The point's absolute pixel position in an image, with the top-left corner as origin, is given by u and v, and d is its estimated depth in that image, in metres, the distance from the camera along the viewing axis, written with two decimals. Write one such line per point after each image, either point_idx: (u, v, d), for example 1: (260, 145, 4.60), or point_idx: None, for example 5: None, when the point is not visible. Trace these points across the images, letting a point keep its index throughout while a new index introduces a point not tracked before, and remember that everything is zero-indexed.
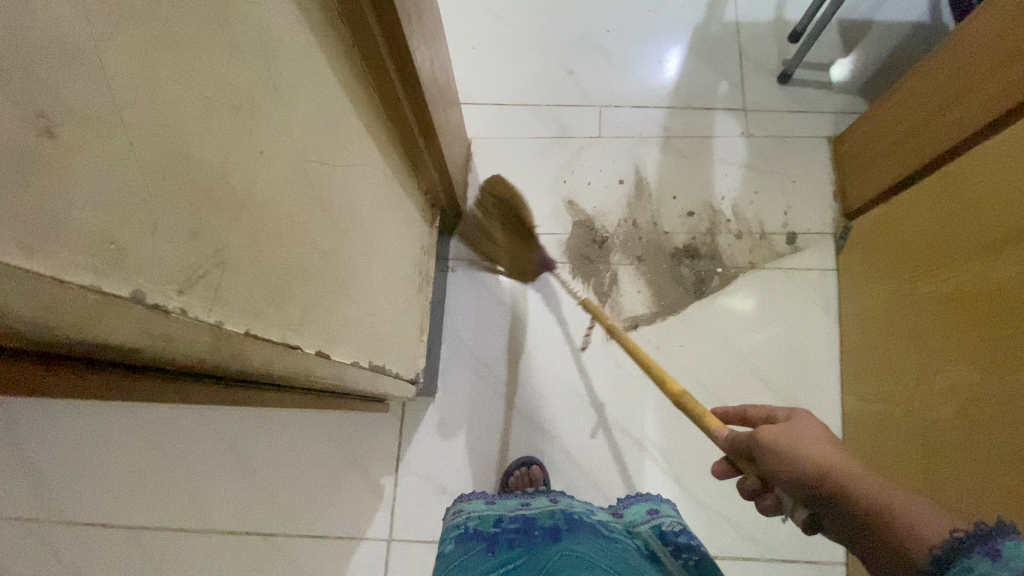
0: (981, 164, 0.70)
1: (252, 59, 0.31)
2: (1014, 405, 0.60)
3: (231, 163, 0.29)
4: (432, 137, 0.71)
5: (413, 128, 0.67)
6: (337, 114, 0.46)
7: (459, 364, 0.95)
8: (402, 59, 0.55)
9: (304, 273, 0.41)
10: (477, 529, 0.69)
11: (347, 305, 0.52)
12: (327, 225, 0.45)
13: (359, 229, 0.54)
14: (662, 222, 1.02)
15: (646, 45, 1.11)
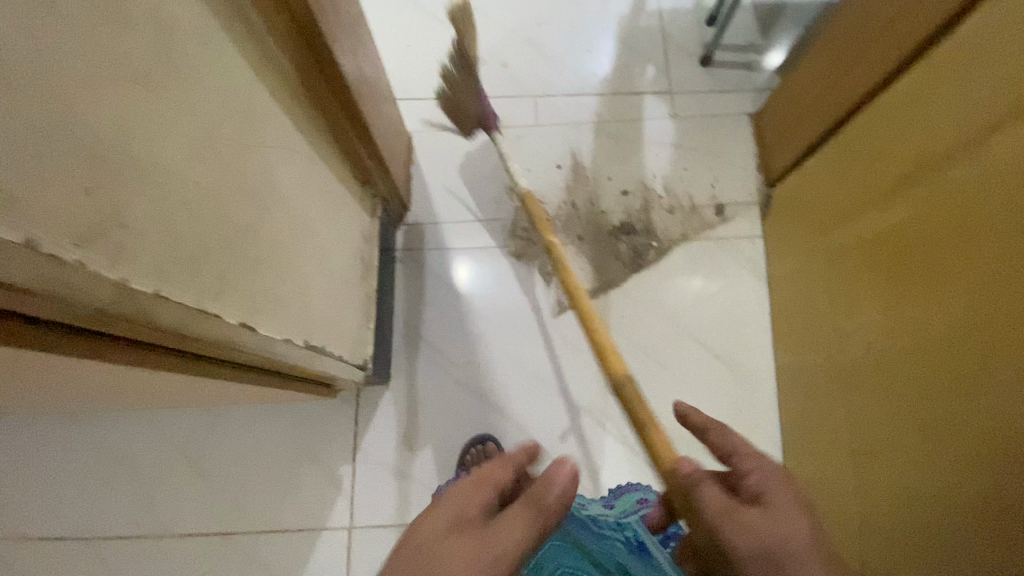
0: (871, 120, 0.76)
1: (146, 52, 0.37)
2: (915, 335, 0.65)
3: (128, 139, 0.35)
4: (363, 131, 0.78)
5: (343, 120, 0.74)
6: (260, 111, 0.54)
7: (415, 347, 1.01)
8: (321, 53, 0.62)
9: (226, 247, 0.47)
10: None
11: (278, 284, 0.57)
12: (247, 206, 0.51)
13: (285, 214, 0.59)
14: (599, 202, 1.09)
15: (576, 39, 1.19)
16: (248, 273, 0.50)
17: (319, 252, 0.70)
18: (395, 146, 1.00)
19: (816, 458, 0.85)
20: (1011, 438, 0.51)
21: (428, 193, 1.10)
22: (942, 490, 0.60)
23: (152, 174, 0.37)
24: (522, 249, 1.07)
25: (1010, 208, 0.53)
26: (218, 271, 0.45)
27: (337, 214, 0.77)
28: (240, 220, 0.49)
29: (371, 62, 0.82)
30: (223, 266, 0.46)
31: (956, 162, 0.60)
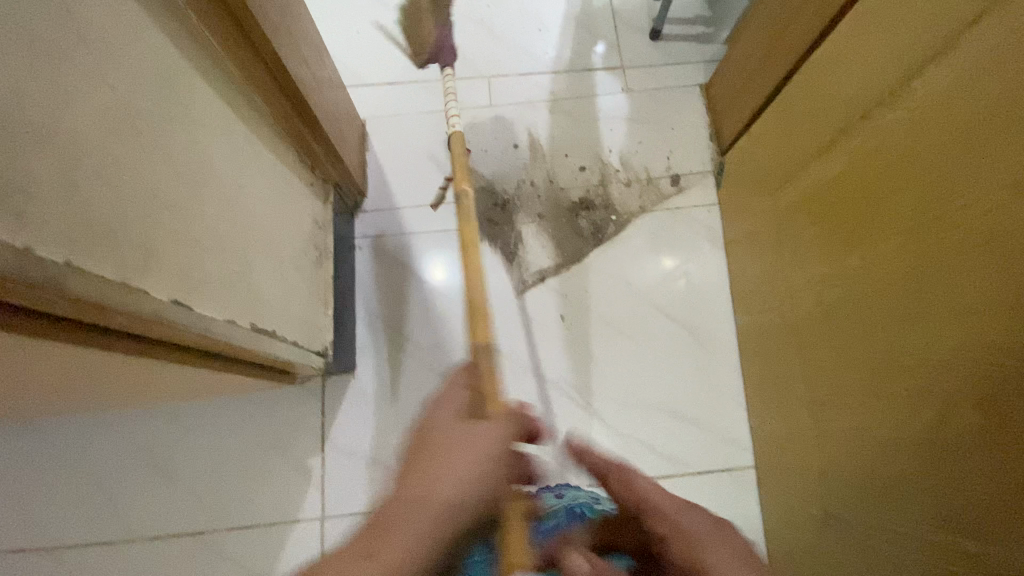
0: (808, 77, 0.77)
1: (52, 15, 0.35)
2: (861, 281, 0.66)
3: (30, 103, 0.33)
4: (308, 113, 0.77)
5: (285, 102, 0.73)
6: (187, 87, 0.53)
7: (379, 333, 1.01)
8: (254, 31, 0.61)
9: (150, 222, 0.45)
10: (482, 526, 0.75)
11: (212, 262, 0.55)
12: (173, 180, 0.49)
13: (219, 191, 0.58)
14: (557, 180, 1.10)
15: (527, 20, 1.19)
16: (179, 251, 0.49)
17: (263, 234, 0.68)
18: (348, 131, 0.99)
19: (778, 414, 0.86)
20: (949, 369, 0.53)
21: (385, 179, 1.09)
22: (887, 429, 0.62)
23: (62, 142, 0.36)
24: (483, 230, 1.06)
25: (936, 146, 0.54)
26: (143, 247, 0.44)
27: (282, 199, 0.76)
28: (167, 196, 0.48)
29: (314, 45, 0.81)
30: (147, 241, 0.45)
31: (884, 108, 0.62)
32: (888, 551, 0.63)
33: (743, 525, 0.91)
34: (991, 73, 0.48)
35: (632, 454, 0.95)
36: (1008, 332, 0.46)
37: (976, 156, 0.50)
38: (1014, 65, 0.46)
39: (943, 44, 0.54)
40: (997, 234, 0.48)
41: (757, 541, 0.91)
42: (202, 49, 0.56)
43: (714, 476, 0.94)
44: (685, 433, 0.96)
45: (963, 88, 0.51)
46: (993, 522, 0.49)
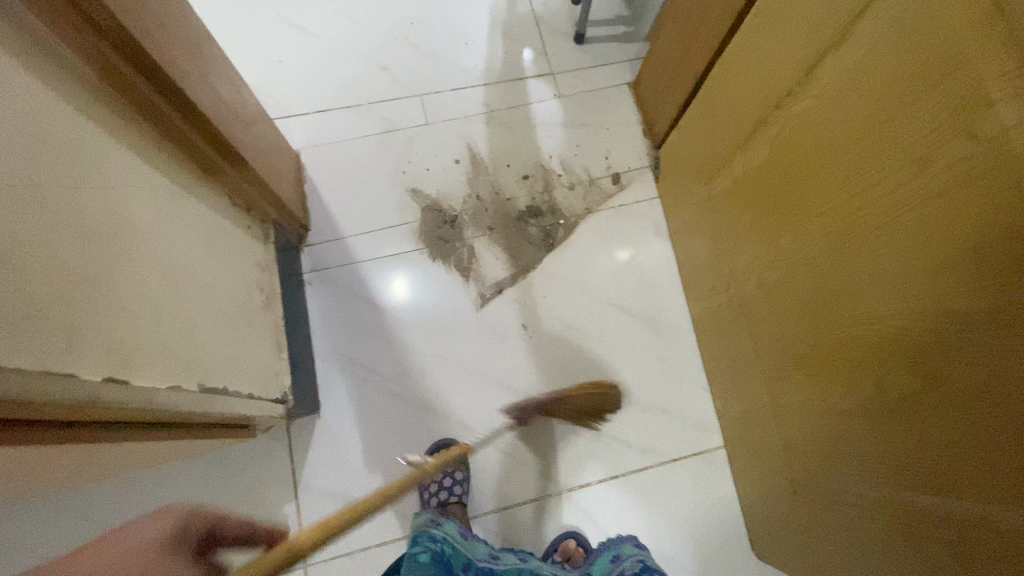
0: (723, 73, 0.81)
1: None
2: (796, 260, 0.69)
3: None
4: (238, 159, 0.75)
5: (211, 151, 0.70)
6: (98, 152, 0.50)
7: (341, 368, 0.99)
8: (168, 86, 0.59)
9: (71, 303, 0.43)
10: (448, 561, 0.73)
11: (147, 331, 0.53)
12: (94, 252, 0.47)
13: (147, 257, 0.56)
14: (501, 191, 1.10)
15: (452, 34, 1.20)
16: (103, 326, 0.47)
17: (202, 291, 0.66)
18: (282, 166, 0.96)
19: (739, 394, 0.90)
20: (886, 339, 0.56)
21: (327, 209, 1.07)
22: (839, 398, 0.65)
23: None
24: (434, 250, 1.06)
25: (846, 130, 0.57)
26: (64, 326, 0.42)
27: (217, 250, 0.73)
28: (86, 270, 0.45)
29: (235, 85, 0.79)
30: (67, 319, 0.42)
31: (796, 96, 0.64)
32: (842, 513, 0.67)
33: (720, 505, 0.94)
34: (878, 62, 0.52)
35: (607, 451, 0.97)
36: (936, 302, 0.49)
37: (881, 138, 0.53)
38: (899, 55, 0.49)
39: (837, 35, 0.57)
40: (910, 211, 0.51)
41: (735, 518, 0.94)
42: (107, 107, 0.53)
43: (687, 461, 0.96)
44: (655, 423, 0.98)
45: (856, 79, 0.55)
46: (932, 478, 0.52)
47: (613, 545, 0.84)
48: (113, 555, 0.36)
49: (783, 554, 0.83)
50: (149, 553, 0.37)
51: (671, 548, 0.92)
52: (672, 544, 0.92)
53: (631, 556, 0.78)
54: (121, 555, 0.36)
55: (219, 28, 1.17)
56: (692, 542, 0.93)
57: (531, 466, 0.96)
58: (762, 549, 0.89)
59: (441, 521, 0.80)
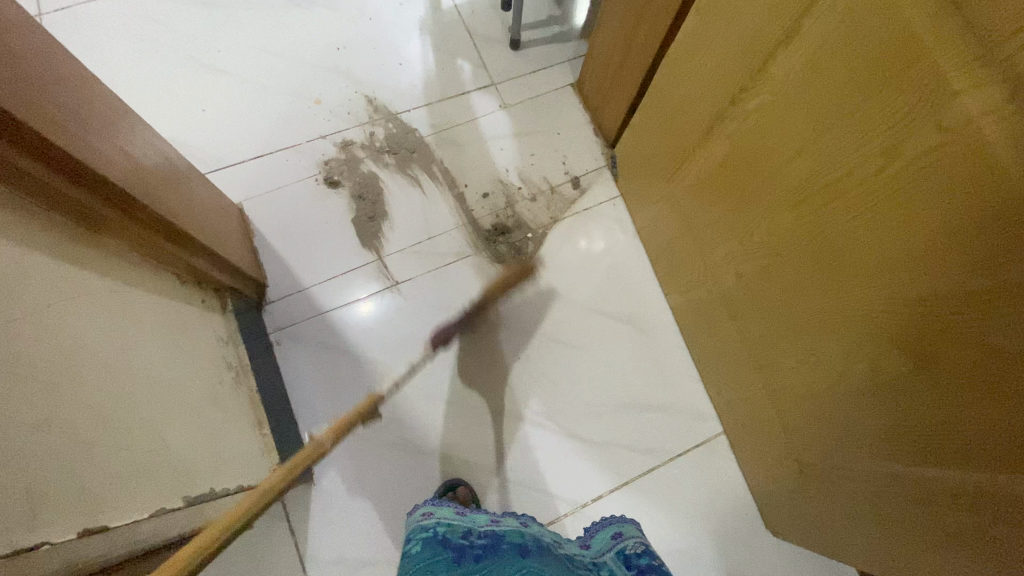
0: (668, 75, 0.81)
1: None
2: (770, 250, 0.70)
3: None
4: (184, 238, 0.71)
5: (158, 236, 0.66)
6: (20, 276, 0.45)
7: (327, 426, 0.93)
8: (99, 184, 0.54)
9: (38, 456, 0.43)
10: (445, 537, 0.74)
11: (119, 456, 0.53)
12: (47, 392, 0.46)
13: (100, 378, 0.53)
14: (462, 213, 1.07)
15: (383, 56, 1.15)
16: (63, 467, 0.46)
17: (172, 394, 0.65)
18: (227, 225, 0.89)
19: (732, 382, 0.91)
20: (872, 322, 0.57)
21: (283, 260, 1.01)
22: (833, 380, 0.67)
23: None
24: (404, 285, 1.02)
25: (806, 125, 0.58)
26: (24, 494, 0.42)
27: (175, 345, 0.70)
28: (36, 416, 0.44)
29: (162, 150, 0.73)
30: (27, 481, 0.42)
31: (750, 92, 0.65)
32: (854, 489, 0.69)
33: (729, 489, 0.96)
34: (829, 58, 0.52)
35: (613, 459, 0.96)
36: (916, 283, 0.51)
37: (845, 131, 0.53)
38: (850, 51, 0.50)
39: (784, 32, 0.57)
40: (880, 199, 0.52)
41: (746, 500, 0.96)
42: (28, 217, 0.48)
43: (692, 454, 0.97)
44: (655, 422, 0.99)
45: (808, 74, 0.55)
46: (935, 452, 0.54)
47: (616, 524, 0.84)
48: None
49: (802, 530, 0.85)
50: None
51: (691, 542, 0.93)
52: (691, 538, 0.93)
53: (632, 537, 0.79)
54: None
55: (130, 83, 1.09)
56: (710, 532, 0.94)
57: (541, 488, 0.94)
58: (778, 526, 0.91)
59: (437, 507, 0.81)
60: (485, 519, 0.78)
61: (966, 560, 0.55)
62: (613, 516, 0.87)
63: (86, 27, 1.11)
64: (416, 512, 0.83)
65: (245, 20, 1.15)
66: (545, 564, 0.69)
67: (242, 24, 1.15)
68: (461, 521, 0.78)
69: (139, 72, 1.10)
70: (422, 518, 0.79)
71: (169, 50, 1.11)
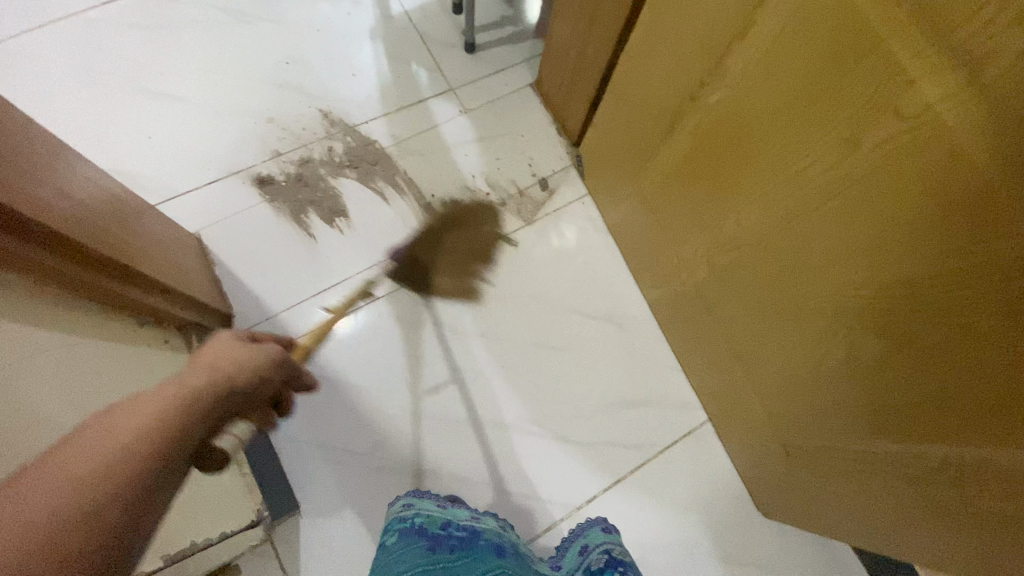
0: (627, 73, 0.81)
1: None
2: (741, 242, 0.70)
3: None
4: (149, 282, 0.68)
5: (121, 283, 0.64)
6: None
7: (311, 457, 0.90)
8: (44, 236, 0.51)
9: None
10: (424, 527, 0.76)
11: None
12: None
13: None
14: (431, 223, 1.05)
15: (335, 68, 1.12)
16: None
17: None
18: (186, 258, 0.85)
19: (714, 370, 0.92)
20: (848, 307, 0.58)
21: (248, 289, 0.97)
22: (814, 365, 0.67)
23: None
24: (379, 302, 0.99)
25: (770, 115, 0.57)
26: None
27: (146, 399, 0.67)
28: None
29: (110, 188, 0.69)
30: None
31: (710, 87, 0.65)
32: (840, 468, 0.70)
33: (719, 476, 0.97)
34: (786, 50, 0.53)
35: (604, 458, 0.96)
36: (888, 267, 0.51)
37: (810, 122, 0.53)
38: (807, 42, 0.50)
39: (741, 26, 0.57)
40: (848, 188, 0.52)
41: (736, 486, 0.97)
42: None
43: (680, 444, 0.98)
44: (641, 417, 0.99)
45: (766, 67, 0.56)
46: (920, 429, 0.55)
47: (582, 535, 0.85)
48: (233, 362, 0.48)
49: (792, 510, 0.87)
50: (234, 349, 0.50)
51: (687, 534, 0.94)
52: (685, 527, 0.94)
53: (597, 548, 0.80)
54: (238, 360, 0.49)
55: (65, 114, 1.03)
56: (705, 522, 0.95)
57: (534, 495, 0.94)
58: (769, 507, 0.93)
59: (418, 498, 0.82)
60: (467, 515, 0.79)
61: (954, 530, 0.57)
62: (595, 518, 0.88)
63: (10, 60, 1.04)
64: (397, 502, 0.82)
65: (185, 39, 1.10)
66: (519, 569, 0.73)
67: (182, 44, 1.09)
68: (440, 513, 0.78)
69: (75, 103, 1.03)
70: (402, 508, 0.79)
71: (106, 77, 1.05)
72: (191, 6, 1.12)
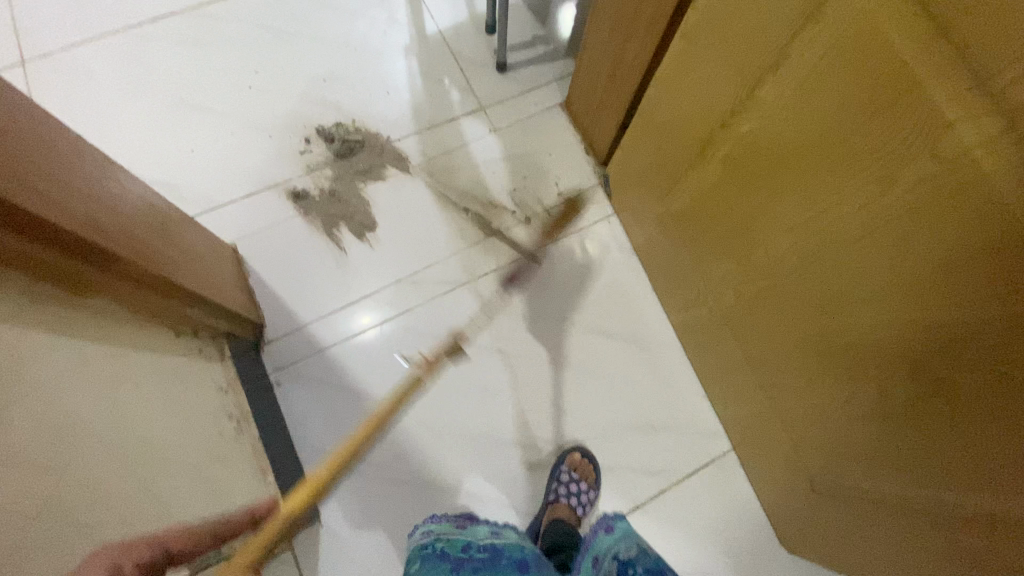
0: (655, 95, 0.81)
1: None
2: (769, 271, 0.69)
3: None
4: (184, 293, 0.71)
5: (159, 295, 0.67)
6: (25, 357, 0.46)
7: (333, 466, 0.92)
8: (96, 252, 0.55)
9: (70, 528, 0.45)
10: (444, 551, 0.75)
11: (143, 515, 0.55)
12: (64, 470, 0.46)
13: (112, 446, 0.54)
14: (457, 239, 1.06)
15: (370, 85, 1.15)
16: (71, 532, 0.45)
17: (183, 450, 0.67)
18: (223, 269, 0.89)
19: (739, 399, 0.90)
20: (878, 346, 0.56)
21: (279, 299, 1.00)
22: (841, 403, 0.66)
23: None
24: (404, 315, 1.01)
25: (802, 148, 0.56)
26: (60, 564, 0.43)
27: (136, 379, 0.63)
28: (38, 502, 0.43)
29: (153, 204, 0.72)
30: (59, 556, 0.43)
31: (740, 117, 0.64)
32: (864, 510, 0.68)
33: (741, 507, 0.95)
34: (820, 84, 0.52)
35: (622, 482, 0.95)
36: (919, 310, 0.50)
37: (843, 157, 0.52)
38: (843, 76, 0.49)
39: (774, 58, 0.56)
40: (879, 227, 0.51)
41: (760, 518, 0.94)
42: (28, 294, 0.48)
43: (701, 471, 0.96)
44: (663, 443, 0.97)
45: (798, 100, 0.55)
46: (947, 478, 0.54)
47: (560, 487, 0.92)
48: None
49: (817, 548, 0.84)
50: None
51: (706, 565, 0.92)
52: (704, 558, 0.92)
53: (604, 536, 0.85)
54: None
55: (114, 127, 1.08)
56: (725, 554, 0.93)
57: None
58: (793, 543, 0.90)
59: (435, 525, 0.82)
60: (485, 536, 0.80)
61: None
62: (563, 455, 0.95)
63: (67, 76, 1.11)
64: (414, 531, 0.82)
65: (227, 56, 1.15)
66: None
67: (224, 62, 1.14)
68: (459, 539, 0.78)
69: (123, 115, 1.09)
70: (422, 535, 0.79)
71: (153, 94, 1.11)
72: (234, 24, 1.17)
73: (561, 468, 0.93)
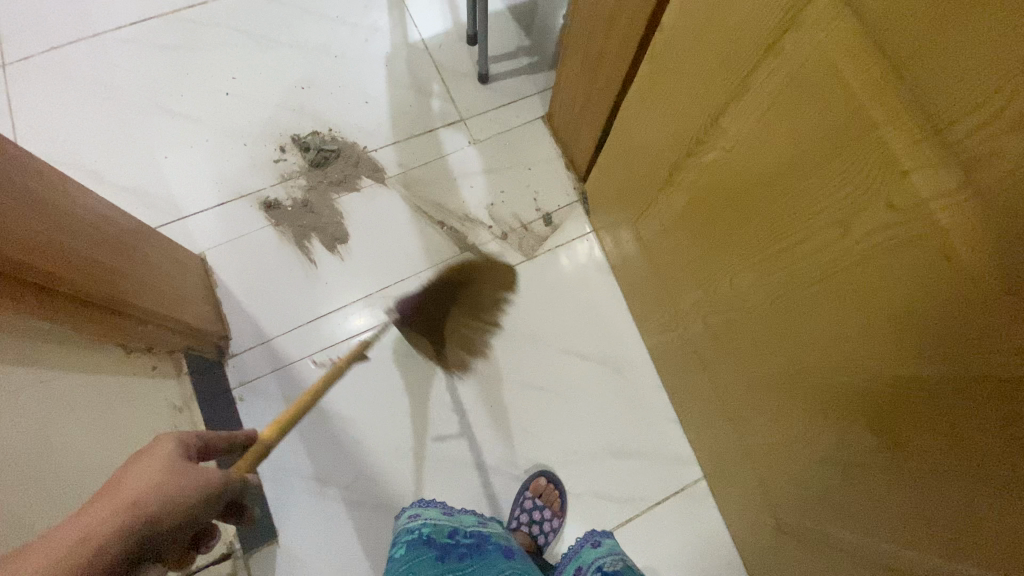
0: (626, 117, 0.79)
1: None
2: (733, 304, 0.67)
3: None
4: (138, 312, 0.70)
5: (110, 314, 0.66)
6: None
7: (293, 485, 0.91)
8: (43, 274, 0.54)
9: None
10: (432, 537, 0.73)
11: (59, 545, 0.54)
12: None
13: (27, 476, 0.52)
14: (431, 253, 1.04)
15: (348, 94, 1.13)
16: None
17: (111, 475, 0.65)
18: (187, 281, 0.87)
19: (709, 428, 0.88)
20: (838, 392, 0.54)
21: (246, 312, 0.98)
22: (803, 444, 0.63)
23: None
24: (373, 331, 0.99)
25: (762, 183, 0.54)
26: None
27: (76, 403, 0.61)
28: None
29: (113, 219, 0.71)
30: None
31: (705, 146, 0.62)
32: (826, 554, 0.66)
33: (709, 536, 0.93)
34: (778, 120, 0.50)
35: (589, 508, 0.93)
36: (877, 361, 0.48)
37: (801, 196, 0.50)
38: (800, 113, 0.47)
39: (736, 88, 0.54)
40: (837, 272, 0.49)
41: (728, 549, 0.92)
42: None
43: (670, 498, 0.94)
44: (633, 468, 0.95)
45: (759, 134, 0.53)
46: (907, 533, 0.51)
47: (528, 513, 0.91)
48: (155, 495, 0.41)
49: None
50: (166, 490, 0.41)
51: None
52: None
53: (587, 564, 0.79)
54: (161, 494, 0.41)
55: (86, 131, 1.07)
56: None
57: None
58: None
59: (423, 507, 0.79)
60: (472, 522, 0.78)
61: None
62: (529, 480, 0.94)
63: (39, 78, 1.09)
64: (401, 513, 0.79)
65: (204, 61, 1.13)
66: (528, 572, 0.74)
67: (200, 68, 1.13)
68: (447, 522, 0.76)
69: (95, 120, 1.08)
70: (408, 519, 0.76)
71: (127, 98, 1.09)
72: (212, 29, 1.16)
73: (525, 494, 0.92)
